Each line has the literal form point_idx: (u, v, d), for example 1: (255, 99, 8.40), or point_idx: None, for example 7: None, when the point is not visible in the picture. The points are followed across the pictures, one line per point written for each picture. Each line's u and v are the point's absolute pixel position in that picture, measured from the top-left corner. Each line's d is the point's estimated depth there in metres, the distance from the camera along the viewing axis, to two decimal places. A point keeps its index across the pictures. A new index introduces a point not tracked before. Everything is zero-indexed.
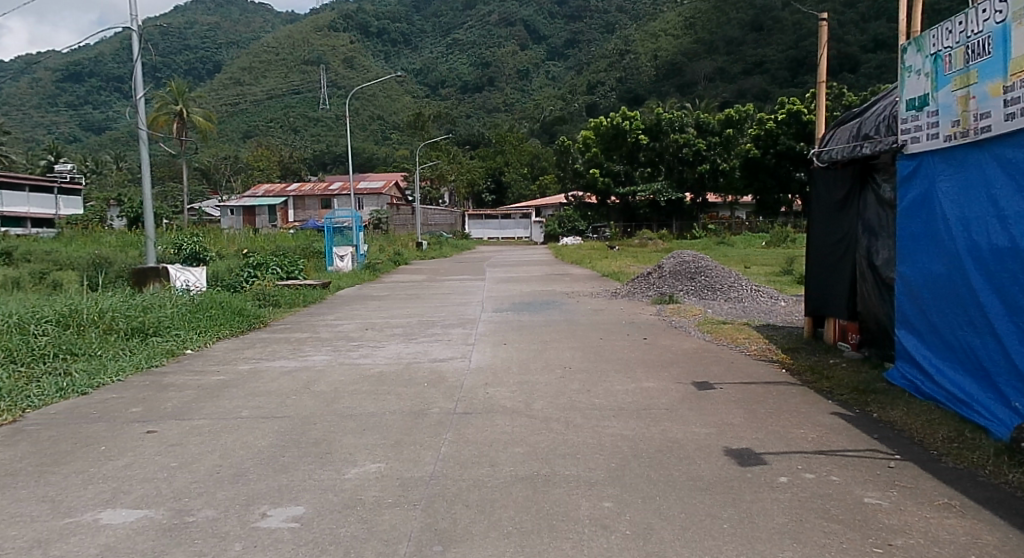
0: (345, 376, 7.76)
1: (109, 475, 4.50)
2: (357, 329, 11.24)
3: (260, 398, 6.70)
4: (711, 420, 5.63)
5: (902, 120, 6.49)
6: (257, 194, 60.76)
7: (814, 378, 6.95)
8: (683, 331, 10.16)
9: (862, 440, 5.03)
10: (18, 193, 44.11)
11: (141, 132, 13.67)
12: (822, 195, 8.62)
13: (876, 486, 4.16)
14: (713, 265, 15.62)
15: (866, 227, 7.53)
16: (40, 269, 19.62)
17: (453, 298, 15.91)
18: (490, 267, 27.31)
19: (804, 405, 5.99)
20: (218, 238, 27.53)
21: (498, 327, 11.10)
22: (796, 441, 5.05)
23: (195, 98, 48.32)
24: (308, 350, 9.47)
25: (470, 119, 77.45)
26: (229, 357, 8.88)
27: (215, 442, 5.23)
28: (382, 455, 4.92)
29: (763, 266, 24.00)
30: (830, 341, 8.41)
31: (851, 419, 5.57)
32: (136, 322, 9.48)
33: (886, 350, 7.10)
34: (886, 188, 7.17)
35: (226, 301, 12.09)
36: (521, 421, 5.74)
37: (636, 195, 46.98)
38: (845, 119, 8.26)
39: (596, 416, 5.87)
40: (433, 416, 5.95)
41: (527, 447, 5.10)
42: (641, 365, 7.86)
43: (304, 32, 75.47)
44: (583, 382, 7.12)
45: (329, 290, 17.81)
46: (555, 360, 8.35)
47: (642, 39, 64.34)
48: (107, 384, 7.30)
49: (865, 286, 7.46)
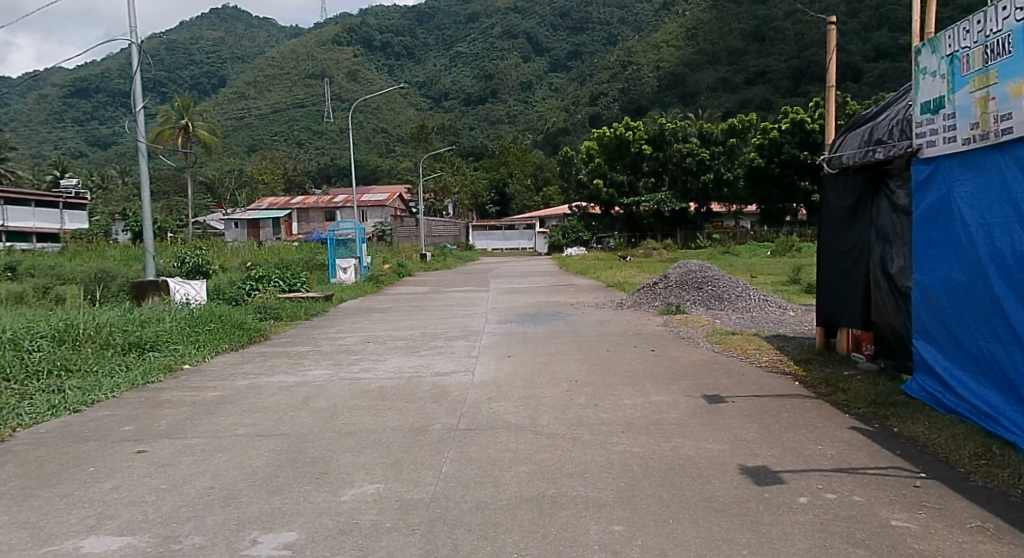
0: (346, 390, 7.57)
1: (95, 498, 4.31)
2: (359, 342, 11.04)
3: (257, 414, 6.52)
4: (724, 436, 5.41)
5: (917, 123, 6.30)
6: (262, 207, 60.91)
7: (830, 390, 6.71)
8: (692, 342, 9.92)
9: (883, 458, 4.79)
10: (24, 208, 44.10)
11: (140, 144, 13.47)
12: (832, 202, 8.42)
13: (903, 507, 3.94)
14: (720, 275, 15.38)
15: (879, 234, 7.34)
16: (45, 283, 19.67)
17: (456, 310, 15.66)
18: (494, 278, 27.12)
19: (819, 419, 5.79)
20: (223, 251, 27.54)
21: (502, 339, 10.88)
22: (815, 458, 4.81)
23: (200, 111, 48.54)
24: (308, 364, 9.26)
25: (474, 132, 79.16)
26: (226, 373, 8.66)
27: (207, 462, 5.03)
28: (381, 475, 4.70)
29: (770, 275, 23.84)
30: (844, 352, 8.21)
31: (871, 434, 5.36)
32: (134, 336, 9.31)
33: (902, 361, 6.88)
34: (900, 195, 6.98)
35: (225, 314, 11.92)
36: (525, 437, 5.54)
37: (640, 205, 46.88)
38: (856, 123, 8.08)
39: (603, 431, 5.66)
40: (436, 432, 5.76)
41: (533, 465, 4.87)
42: (650, 378, 7.61)
43: (308, 47, 75.51)
44: (590, 395, 6.90)
45: (331, 303, 17.73)
46: (561, 372, 8.12)
47: (645, 51, 64.34)
48: (101, 401, 7.11)
49: (880, 296, 7.26)
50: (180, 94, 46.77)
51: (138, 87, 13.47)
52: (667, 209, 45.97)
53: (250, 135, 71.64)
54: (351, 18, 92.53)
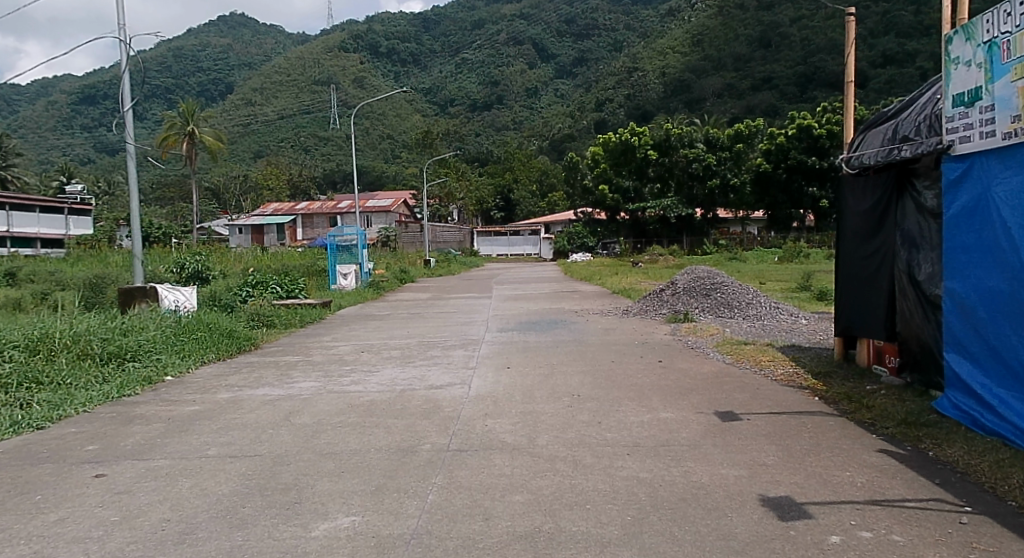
0: (331, 405, 7.06)
1: (34, 534, 3.84)
2: (352, 351, 10.58)
3: (231, 433, 6.03)
4: (740, 460, 4.90)
5: (948, 118, 5.80)
6: (266, 212, 60.42)
7: (853, 408, 6.17)
8: (702, 353, 9.41)
9: (921, 486, 4.28)
10: (29, 213, 43.89)
11: (128, 146, 12.96)
12: (852, 206, 7.95)
13: (950, 550, 3.43)
14: (729, 281, 14.89)
15: (905, 238, 6.83)
16: (43, 290, 19.24)
17: (457, 317, 15.17)
18: (499, 284, 26.85)
19: (844, 441, 5.28)
20: (225, 257, 27.10)
21: (502, 349, 10.40)
22: (843, 487, 4.31)
23: (205, 117, 48.24)
24: (296, 376, 8.78)
25: (479, 137, 77.78)
26: (209, 385, 8.17)
27: (168, 489, 4.53)
28: (359, 506, 4.21)
29: (779, 281, 23.43)
30: (865, 364, 7.73)
31: (904, 458, 4.85)
32: (114, 346, 8.84)
33: (930, 377, 6.38)
34: (927, 196, 6.47)
35: (214, 322, 11.44)
36: (521, 461, 5.05)
37: (646, 211, 46.32)
38: (877, 120, 7.61)
39: (607, 453, 5.17)
40: (424, 454, 5.28)
41: (528, 494, 4.37)
42: (658, 392, 7.10)
43: (314, 53, 73.67)
44: (593, 412, 6.40)
45: (329, 310, 17.23)
46: (563, 386, 7.63)
47: (652, 57, 63.87)
48: (70, 416, 6.66)
49: (907, 304, 6.74)
50: (186, 100, 46.61)
51: (126, 86, 12.94)
52: (672, 215, 45.48)
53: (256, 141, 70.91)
54: (357, 25, 91.98)
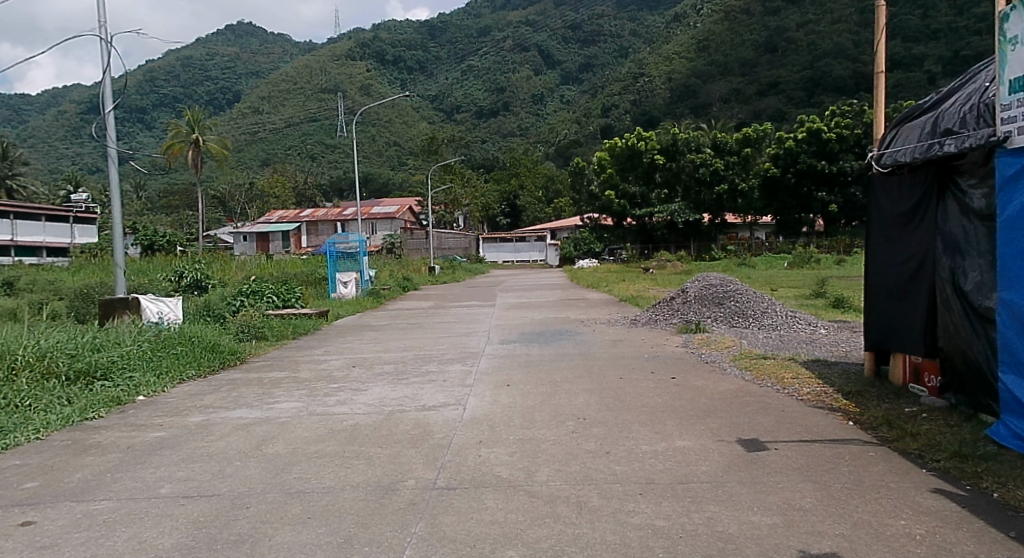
0: (310, 431, 6.37)
1: None
2: (342, 366, 9.94)
3: (194, 465, 5.35)
4: (773, 502, 4.20)
5: (1003, 106, 5.09)
6: (271, 220, 60.76)
7: (894, 435, 5.45)
8: (719, 368, 8.70)
9: (994, 540, 3.59)
10: (35, 222, 43.43)
11: (110, 149, 12.30)
12: (883, 207, 7.27)
13: None
14: (743, 288, 14.13)
15: (946, 243, 6.12)
16: (38, 299, 18.72)
17: (458, 328, 14.47)
18: (504, 291, 26.36)
19: (891, 477, 4.57)
20: (226, 265, 26.31)
21: (502, 363, 9.70)
22: (899, 541, 3.61)
23: (210, 125, 47.37)
24: (278, 394, 8.11)
25: (485, 145, 77.74)
26: (183, 406, 7.50)
27: (102, 543, 3.85)
28: None
29: (791, 287, 22.79)
30: (899, 382, 7.03)
31: (965, 501, 4.13)
32: (82, 364, 8.17)
33: (978, 398, 5.67)
34: (974, 196, 5.76)
35: (198, 335, 10.75)
36: (516, 503, 4.36)
37: (654, 217, 45.71)
38: (911, 114, 6.94)
39: (617, 494, 4.46)
40: (405, 494, 4.59)
41: (524, 549, 3.68)
42: (672, 416, 6.38)
43: (320, 61, 70.47)
44: (599, 440, 5.70)
45: (325, 320, 16.53)
46: (566, 408, 6.92)
47: (657, 62, 63.18)
48: (21, 445, 6.03)
49: (949, 316, 6.03)
50: (191, 108, 45.82)
51: (107, 88, 12.29)
52: (680, 221, 44.79)
53: (263, 149, 70.25)
54: (363, 33, 91.66)
